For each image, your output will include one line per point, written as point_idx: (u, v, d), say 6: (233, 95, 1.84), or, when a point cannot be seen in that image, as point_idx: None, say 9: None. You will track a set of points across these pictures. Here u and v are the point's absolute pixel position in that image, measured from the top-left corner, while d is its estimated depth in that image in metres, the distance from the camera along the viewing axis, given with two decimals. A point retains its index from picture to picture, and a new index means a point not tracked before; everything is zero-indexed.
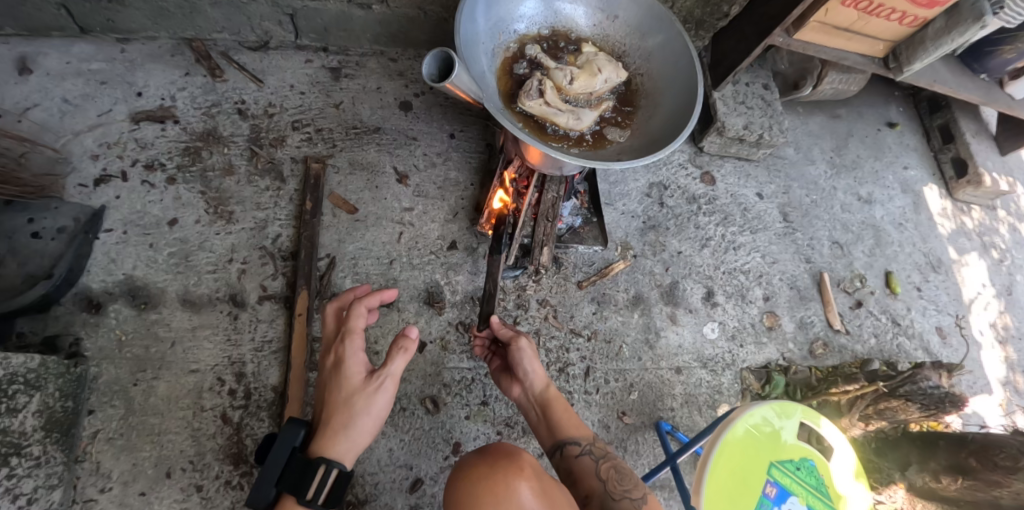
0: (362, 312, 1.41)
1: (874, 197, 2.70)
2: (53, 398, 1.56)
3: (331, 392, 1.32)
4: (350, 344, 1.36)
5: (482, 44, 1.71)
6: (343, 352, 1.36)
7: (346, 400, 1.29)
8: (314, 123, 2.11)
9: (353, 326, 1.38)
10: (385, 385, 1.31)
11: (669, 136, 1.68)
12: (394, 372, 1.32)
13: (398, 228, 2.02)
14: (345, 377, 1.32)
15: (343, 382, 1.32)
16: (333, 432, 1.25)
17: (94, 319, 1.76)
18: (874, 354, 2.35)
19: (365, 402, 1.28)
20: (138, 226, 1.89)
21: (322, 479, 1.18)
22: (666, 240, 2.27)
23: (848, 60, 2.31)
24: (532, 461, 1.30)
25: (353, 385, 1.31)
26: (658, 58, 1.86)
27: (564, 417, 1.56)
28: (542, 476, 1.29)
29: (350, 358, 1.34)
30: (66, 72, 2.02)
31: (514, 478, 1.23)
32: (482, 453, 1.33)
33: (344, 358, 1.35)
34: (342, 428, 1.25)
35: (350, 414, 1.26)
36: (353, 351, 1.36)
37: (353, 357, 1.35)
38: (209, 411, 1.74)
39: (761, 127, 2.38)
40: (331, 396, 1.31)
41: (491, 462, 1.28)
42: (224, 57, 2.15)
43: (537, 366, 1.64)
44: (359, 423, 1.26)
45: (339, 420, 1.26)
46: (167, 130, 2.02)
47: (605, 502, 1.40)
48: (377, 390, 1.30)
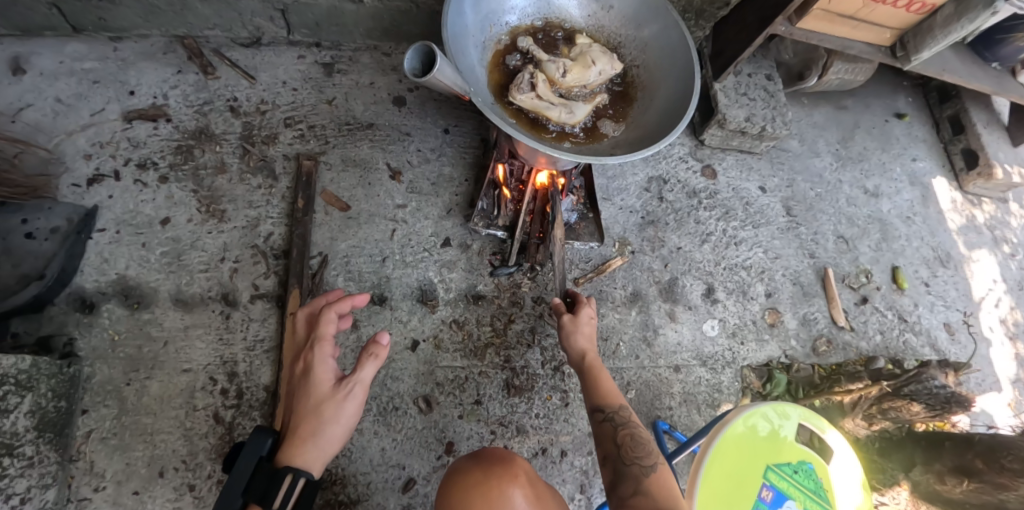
0: (333, 318, 1.37)
1: (881, 191, 2.63)
2: (46, 398, 1.56)
3: (298, 399, 1.29)
4: (320, 351, 1.33)
5: (471, 37, 1.67)
6: (311, 359, 1.33)
7: (315, 407, 1.26)
8: (307, 119, 2.09)
9: (324, 332, 1.34)
10: (354, 392, 1.29)
11: (666, 128, 1.63)
12: (364, 379, 1.30)
13: (391, 226, 1.99)
14: (313, 384, 1.30)
15: (312, 389, 1.30)
16: (300, 441, 1.22)
17: (88, 318, 1.76)
18: (879, 351, 2.29)
19: (334, 410, 1.26)
20: (131, 226, 1.88)
21: (289, 490, 1.14)
22: (665, 236, 2.23)
23: (853, 49, 2.24)
24: (527, 469, 1.30)
25: (321, 393, 1.29)
26: (654, 48, 1.81)
27: (601, 381, 1.49)
28: (536, 484, 1.29)
29: (318, 365, 1.32)
30: (60, 72, 2.01)
31: (508, 484, 1.22)
32: (476, 458, 1.33)
33: (312, 365, 1.32)
34: (309, 436, 1.22)
35: (318, 423, 1.24)
36: (322, 358, 1.33)
37: (321, 364, 1.32)
38: (201, 411, 1.73)
39: (763, 119, 2.32)
40: (299, 404, 1.29)
41: (485, 469, 1.27)
42: (216, 55, 2.13)
43: (586, 334, 1.60)
44: (326, 431, 1.24)
45: (306, 428, 1.23)
46: (159, 129, 2.01)
47: (617, 468, 1.29)
48: (346, 398, 1.28)
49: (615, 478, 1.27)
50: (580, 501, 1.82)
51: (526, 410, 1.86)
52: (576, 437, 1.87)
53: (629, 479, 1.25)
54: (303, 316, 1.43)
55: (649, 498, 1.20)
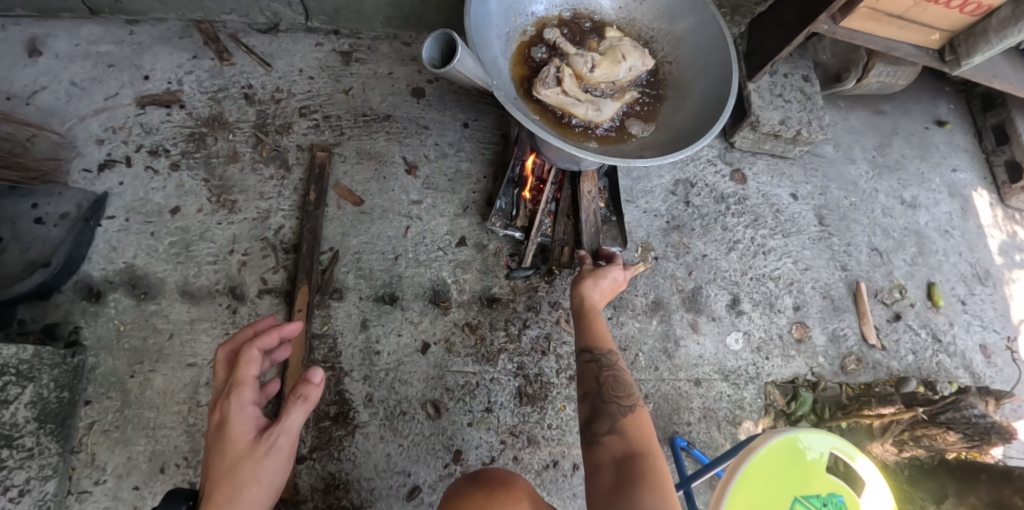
0: (257, 357, 1.20)
1: (920, 202, 2.49)
2: (47, 389, 1.53)
3: (213, 455, 1.11)
4: (239, 397, 1.15)
5: (495, 28, 1.59)
6: (227, 408, 1.14)
7: (232, 466, 1.08)
8: (322, 109, 2.03)
9: (244, 377, 1.17)
10: (278, 444, 1.12)
11: (699, 131, 1.54)
12: (290, 428, 1.13)
13: (405, 222, 1.92)
14: (230, 437, 1.12)
15: (228, 443, 1.11)
16: (214, 509, 1.03)
17: (94, 307, 1.72)
18: (911, 372, 2.17)
19: (254, 469, 1.08)
20: (140, 214, 1.84)
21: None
22: (690, 242, 2.13)
23: (899, 51, 2.11)
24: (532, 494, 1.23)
25: (239, 448, 1.11)
26: (689, 44, 1.71)
27: (595, 324, 1.50)
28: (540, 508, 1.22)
29: (236, 415, 1.13)
30: (74, 55, 1.97)
31: (513, 504, 1.14)
32: (476, 479, 1.25)
33: (227, 415, 1.13)
34: (224, 502, 1.04)
35: (235, 485, 1.06)
36: (241, 406, 1.14)
37: (240, 412, 1.14)
38: (204, 407, 1.69)
39: (799, 122, 2.21)
40: (212, 463, 1.10)
41: (487, 490, 1.19)
42: (232, 40, 2.08)
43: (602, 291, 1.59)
44: (246, 493, 1.06)
45: (219, 493, 1.05)
46: (172, 115, 1.96)
47: (596, 404, 1.33)
48: (269, 453, 1.11)
49: (593, 415, 1.30)
50: None
51: (538, 420, 1.79)
52: None
53: (605, 417, 1.29)
54: (223, 354, 1.24)
55: (620, 438, 1.24)
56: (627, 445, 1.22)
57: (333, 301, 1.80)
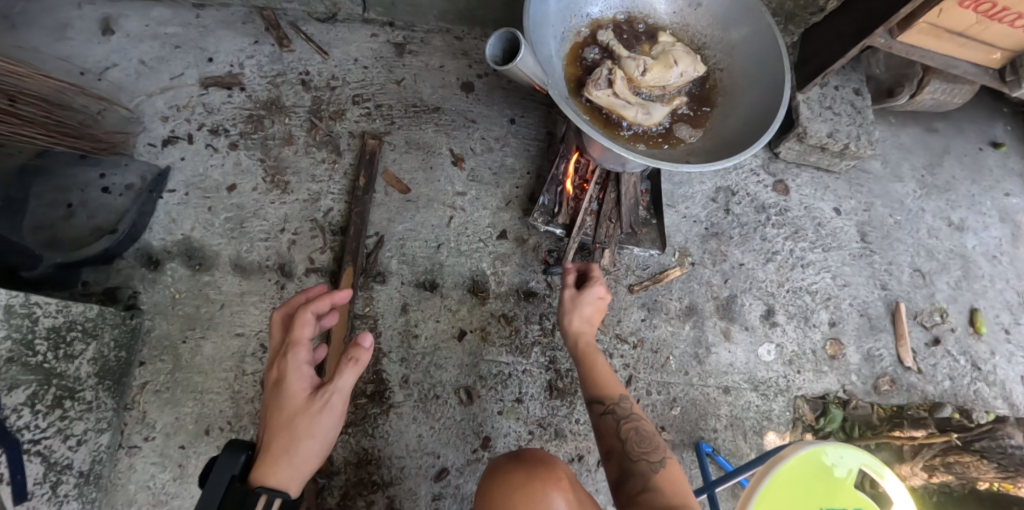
0: (310, 319, 1.25)
1: (967, 224, 2.44)
2: (108, 348, 1.63)
3: (271, 410, 1.18)
4: (294, 357, 1.21)
5: (551, 27, 1.62)
6: (284, 367, 1.21)
7: (288, 421, 1.14)
8: (374, 98, 2.09)
9: (297, 337, 1.22)
10: (331, 402, 1.16)
11: (749, 140, 1.55)
12: (342, 387, 1.16)
13: (448, 212, 1.97)
14: (285, 393, 1.17)
15: (284, 400, 1.17)
16: (274, 460, 1.10)
17: (152, 274, 1.82)
18: (947, 398, 2.13)
19: (309, 424, 1.13)
20: (199, 189, 1.93)
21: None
22: (728, 250, 2.13)
23: (957, 69, 2.06)
24: (567, 473, 1.25)
25: (294, 403, 1.16)
26: (742, 52, 1.71)
27: (597, 372, 1.48)
28: (576, 487, 1.24)
29: (291, 373, 1.19)
30: (144, 35, 2.08)
31: (552, 484, 1.17)
32: (515, 457, 1.29)
33: (284, 372, 1.20)
34: (282, 454, 1.10)
35: (291, 438, 1.11)
36: (296, 365, 1.20)
37: (296, 369, 1.20)
38: (249, 376, 1.77)
39: (847, 135, 2.19)
40: (270, 417, 1.16)
41: (528, 468, 1.23)
42: (292, 28, 2.16)
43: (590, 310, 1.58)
44: (302, 446, 1.11)
45: (277, 447, 1.11)
46: (233, 97, 2.04)
47: (623, 463, 1.28)
48: (323, 409, 1.15)
49: (620, 476, 1.26)
50: None
51: (566, 414, 1.82)
52: None
53: (636, 476, 1.24)
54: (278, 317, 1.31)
55: (659, 494, 1.19)
56: (667, 500, 1.17)
57: (376, 284, 1.86)
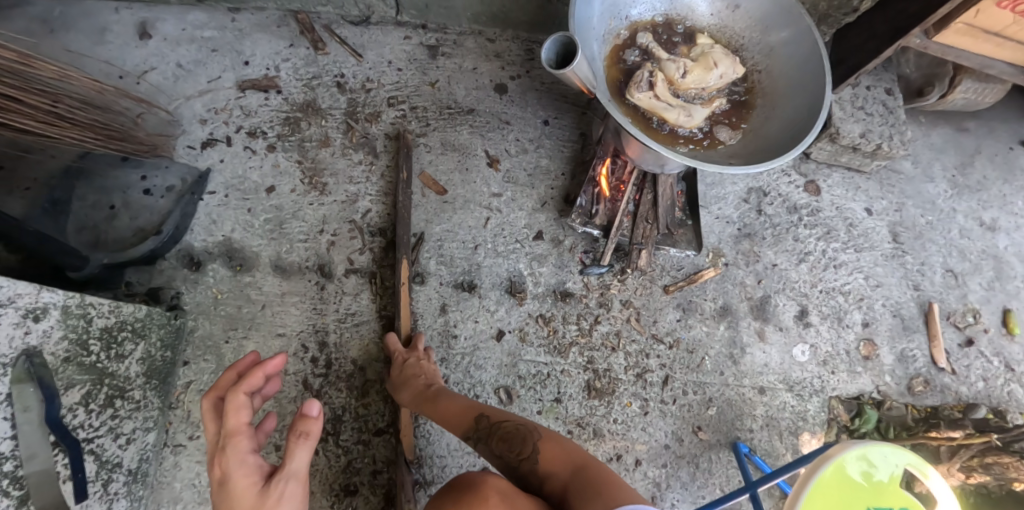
0: (246, 402, 1.12)
1: (999, 224, 2.43)
2: (155, 348, 1.66)
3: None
4: (233, 449, 1.06)
5: (593, 30, 1.63)
6: (220, 464, 1.05)
7: None
8: (409, 101, 2.11)
9: (233, 424, 1.08)
10: (287, 491, 1.02)
11: (791, 142, 1.56)
12: (297, 467, 1.05)
13: (485, 213, 1.98)
14: (230, 498, 1.01)
15: (231, 504, 1.01)
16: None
17: (194, 275, 1.85)
18: (981, 398, 2.13)
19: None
20: (238, 191, 1.95)
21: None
22: (761, 251, 2.13)
23: (992, 69, 2.06)
24: (499, 486, 1.17)
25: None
26: (782, 53, 1.71)
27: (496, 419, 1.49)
28: (513, 498, 1.16)
29: (232, 471, 1.03)
30: (182, 38, 2.11)
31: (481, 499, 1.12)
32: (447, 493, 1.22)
33: (224, 473, 1.04)
34: None
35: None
36: (235, 458, 1.05)
37: (234, 466, 1.04)
38: (291, 376, 1.76)
39: (880, 136, 2.19)
40: None
41: (460, 495, 1.17)
42: (327, 31, 2.18)
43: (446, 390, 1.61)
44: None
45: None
46: (270, 100, 2.07)
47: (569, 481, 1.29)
48: (281, 505, 1.01)
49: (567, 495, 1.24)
50: None
51: (604, 414, 1.83)
52: (652, 448, 1.83)
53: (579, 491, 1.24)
54: (209, 403, 1.18)
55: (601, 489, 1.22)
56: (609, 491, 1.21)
57: (415, 284, 1.87)
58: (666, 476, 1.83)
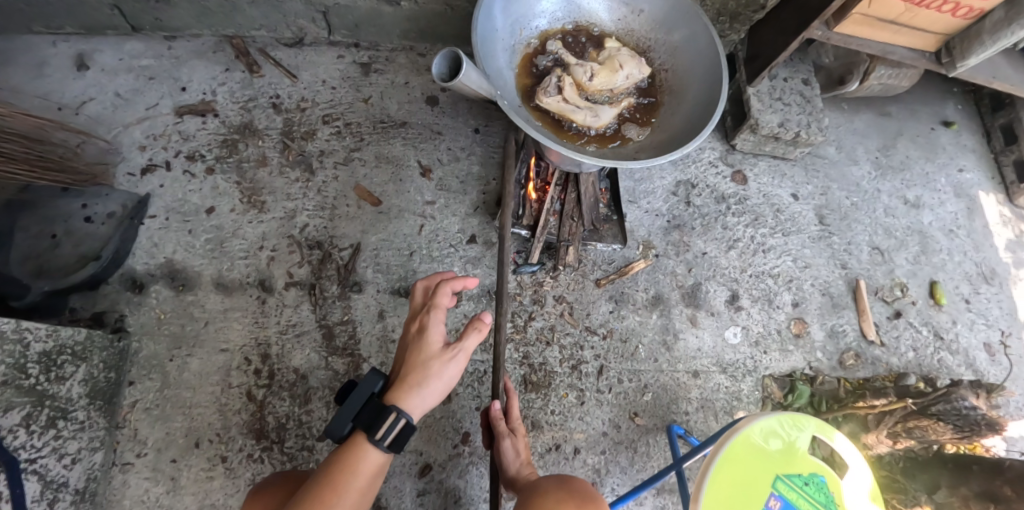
0: (449, 297, 1.44)
1: (922, 201, 2.54)
2: (97, 369, 1.71)
3: (410, 352, 1.35)
4: (435, 316, 1.39)
5: (500, 41, 1.72)
6: (427, 321, 1.38)
7: (424, 362, 1.31)
8: (343, 117, 2.18)
9: (439, 303, 1.41)
10: (459, 357, 1.32)
11: (691, 133, 1.64)
12: (468, 346, 1.34)
13: (419, 221, 2.07)
14: (425, 342, 1.34)
15: (424, 349, 1.34)
16: (408, 385, 1.28)
17: (137, 298, 1.90)
18: (911, 368, 2.22)
19: (440, 367, 1.30)
20: (179, 214, 2.01)
21: (391, 426, 1.20)
22: (690, 240, 2.22)
23: (894, 55, 2.16)
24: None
25: (431, 351, 1.33)
26: (684, 52, 1.81)
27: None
28: None
29: (432, 327, 1.37)
30: (119, 69, 2.17)
31: None
32: (568, 491, 1.41)
33: (426, 327, 1.37)
34: (416, 383, 1.28)
35: (425, 374, 1.29)
36: (437, 322, 1.38)
37: (435, 327, 1.37)
38: (235, 388, 1.85)
39: (798, 124, 2.28)
40: (410, 358, 1.34)
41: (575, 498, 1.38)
42: (261, 54, 2.26)
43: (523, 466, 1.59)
44: (432, 383, 1.29)
45: (414, 376, 1.29)
46: (207, 123, 2.14)
47: None
48: (450, 361, 1.31)
49: None
50: None
51: (542, 406, 1.91)
52: (590, 435, 1.90)
53: None
54: (423, 286, 1.48)
55: None
56: None
57: (353, 293, 1.95)
58: (604, 462, 1.89)
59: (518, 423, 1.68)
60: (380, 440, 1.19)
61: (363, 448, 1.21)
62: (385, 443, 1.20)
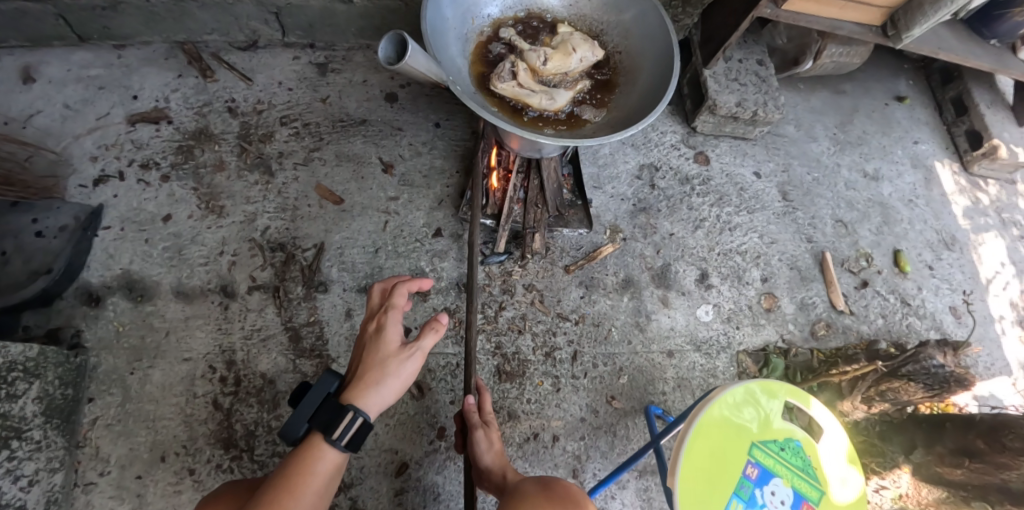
0: (406, 295, 1.40)
1: (881, 174, 2.59)
2: (52, 386, 1.62)
3: (365, 352, 1.29)
4: (392, 314, 1.34)
5: (452, 29, 1.72)
6: (384, 319, 1.33)
7: (381, 361, 1.26)
8: (301, 118, 2.16)
9: (396, 302, 1.36)
10: (417, 356, 1.28)
11: (646, 110, 1.65)
12: (426, 346, 1.30)
13: (383, 217, 2.05)
14: (382, 341, 1.29)
15: (379, 347, 1.29)
16: (364, 384, 1.23)
17: (94, 311, 1.82)
18: (881, 335, 2.25)
19: (397, 366, 1.25)
20: (135, 223, 1.95)
21: (349, 424, 1.15)
22: (657, 223, 2.24)
23: (843, 30, 2.20)
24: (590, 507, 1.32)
25: (389, 350, 1.28)
26: (635, 33, 1.83)
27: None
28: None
29: (389, 325, 1.32)
30: (67, 80, 2.11)
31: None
32: (548, 492, 1.32)
33: (383, 326, 1.32)
34: (374, 382, 1.23)
35: (382, 372, 1.24)
36: (394, 320, 1.33)
37: (392, 326, 1.32)
38: (201, 398, 1.76)
39: (755, 103, 2.31)
40: (365, 357, 1.28)
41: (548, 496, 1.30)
42: (215, 58, 2.22)
43: (495, 457, 1.54)
44: (389, 381, 1.24)
45: (371, 375, 1.24)
46: (161, 131, 2.09)
47: None
48: (408, 359, 1.27)
49: None
50: (573, 485, 1.81)
51: (517, 395, 1.88)
52: (568, 422, 1.88)
53: None
54: (379, 287, 1.43)
55: None
56: None
57: (319, 293, 1.92)
58: (584, 448, 1.86)
59: (490, 415, 1.65)
60: (338, 440, 1.14)
61: (320, 448, 1.15)
62: (342, 442, 1.15)
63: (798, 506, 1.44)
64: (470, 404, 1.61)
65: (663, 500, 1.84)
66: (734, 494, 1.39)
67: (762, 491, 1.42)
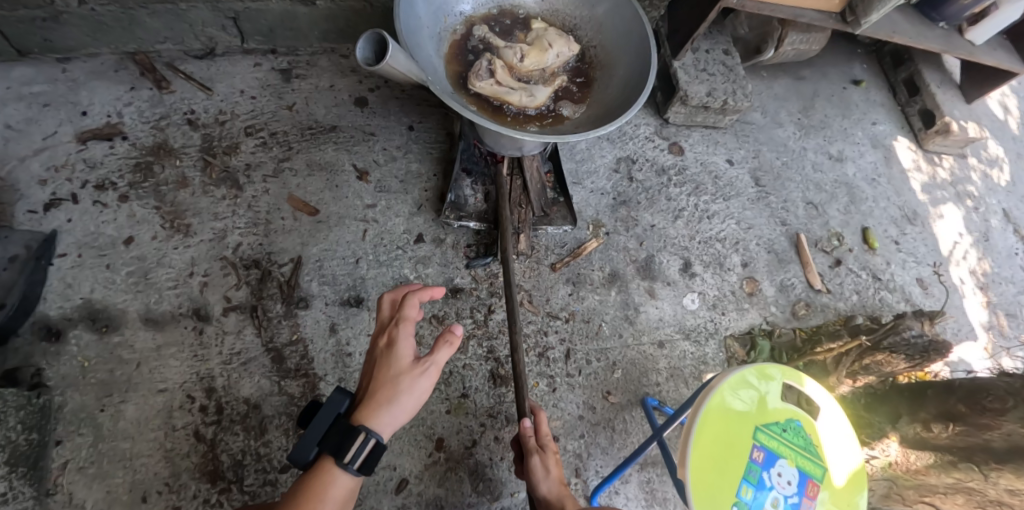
0: (416, 305, 1.33)
1: (845, 155, 2.68)
2: (15, 432, 1.51)
3: (377, 369, 1.23)
4: (403, 329, 1.27)
5: (425, 29, 1.67)
6: (395, 334, 1.27)
7: (393, 377, 1.20)
8: (268, 127, 2.06)
9: (408, 314, 1.30)
10: (429, 372, 1.22)
11: (626, 103, 1.64)
12: (439, 361, 1.24)
13: (362, 226, 1.98)
14: (393, 357, 1.23)
15: (392, 362, 1.22)
16: (376, 402, 1.16)
17: (55, 347, 1.69)
18: (857, 310, 2.33)
19: (410, 383, 1.19)
20: (93, 248, 1.82)
21: (361, 447, 1.09)
22: (638, 215, 2.25)
23: (804, 17, 2.24)
24: None
25: (401, 366, 1.22)
26: (609, 26, 1.82)
27: None
28: None
29: (401, 340, 1.26)
30: (7, 97, 1.95)
31: None
32: None
33: (395, 340, 1.26)
34: (386, 401, 1.16)
35: (394, 391, 1.18)
36: (406, 334, 1.27)
37: (404, 340, 1.26)
38: (180, 430, 1.66)
39: (724, 93, 2.35)
40: (377, 374, 1.21)
41: None
42: (169, 69, 2.10)
43: (553, 485, 1.43)
44: (402, 400, 1.17)
45: (382, 394, 1.17)
46: (116, 147, 1.96)
47: None
48: (422, 375, 1.21)
49: None
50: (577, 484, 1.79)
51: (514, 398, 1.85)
52: (566, 422, 1.86)
53: None
54: (388, 297, 1.36)
55: None
56: None
57: (299, 310, 1.84)
58: (585, 446, 1.85)
59: (549, 439, 1.53)
60: (350, 463, 1.07)
61: (331, 472, 1.09)
62: (354, 466, 1.08)
63: (803, 484, 1.47)
64: (526, 427, 1.52)
65: (665, 490, 1.85)
66: (743, 480, 1.40)
67: (768, 473, 1.44)
